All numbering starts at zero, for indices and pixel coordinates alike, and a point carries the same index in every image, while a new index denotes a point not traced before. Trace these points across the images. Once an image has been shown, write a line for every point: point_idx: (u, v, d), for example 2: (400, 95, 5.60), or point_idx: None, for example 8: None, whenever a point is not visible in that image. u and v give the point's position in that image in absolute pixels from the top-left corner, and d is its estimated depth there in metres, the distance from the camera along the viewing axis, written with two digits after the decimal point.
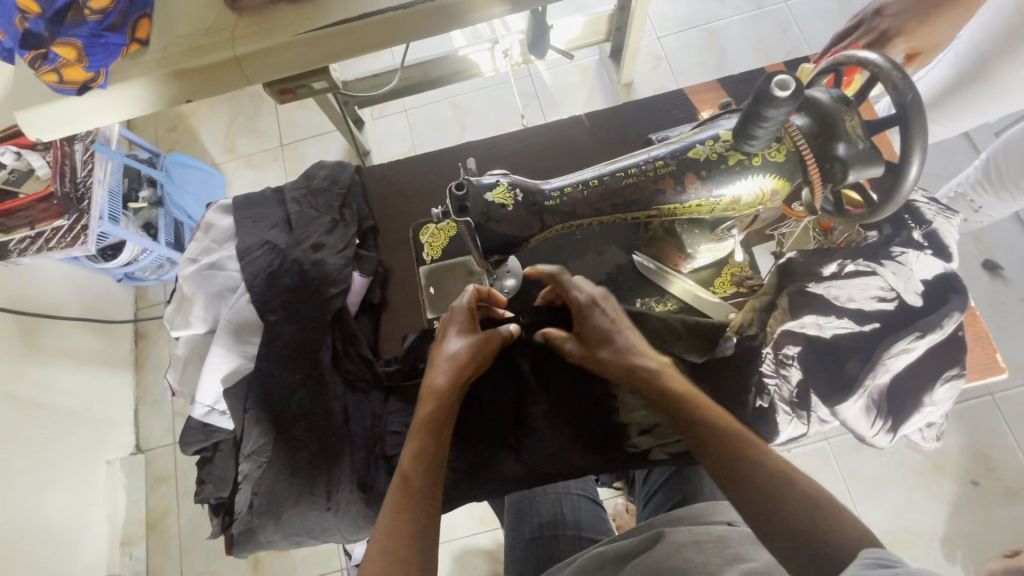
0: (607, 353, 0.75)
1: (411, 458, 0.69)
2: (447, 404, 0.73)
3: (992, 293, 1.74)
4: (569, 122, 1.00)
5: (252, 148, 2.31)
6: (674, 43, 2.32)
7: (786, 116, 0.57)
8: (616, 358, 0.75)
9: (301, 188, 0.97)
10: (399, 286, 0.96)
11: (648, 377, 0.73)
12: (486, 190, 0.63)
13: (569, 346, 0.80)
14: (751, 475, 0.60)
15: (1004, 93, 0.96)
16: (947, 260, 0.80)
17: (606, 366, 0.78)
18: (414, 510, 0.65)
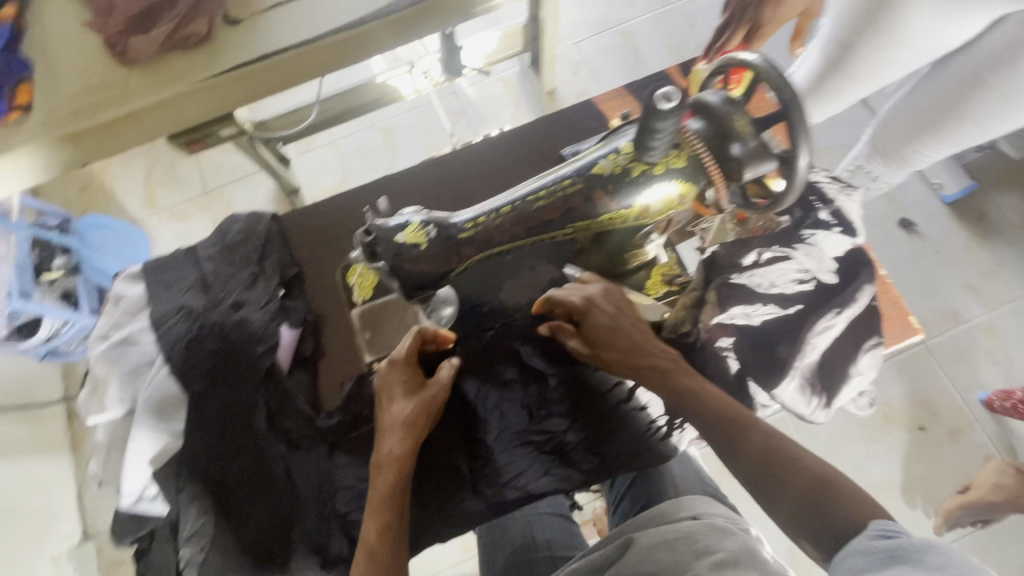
0: (611, 354, 0.76)
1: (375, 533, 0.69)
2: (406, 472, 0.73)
3: (912, 249, 1.86)
4: (486, 144, 1.00)
5: (175, 199, 2.20)
6: (590, 47, 2.37)
7: (678, 126, 0.58)
8: (621, 357, 0.76)
9: (215, 245, 0.92)
10: (333, 332, 0.93)
11: (656, 374, 0.75)
12: (397, 231, 0.62)
13: (575, 344, 0.80)
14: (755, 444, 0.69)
15: (866, 76, 1.06)
16: (855, 236, 0.85)
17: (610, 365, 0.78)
18: None
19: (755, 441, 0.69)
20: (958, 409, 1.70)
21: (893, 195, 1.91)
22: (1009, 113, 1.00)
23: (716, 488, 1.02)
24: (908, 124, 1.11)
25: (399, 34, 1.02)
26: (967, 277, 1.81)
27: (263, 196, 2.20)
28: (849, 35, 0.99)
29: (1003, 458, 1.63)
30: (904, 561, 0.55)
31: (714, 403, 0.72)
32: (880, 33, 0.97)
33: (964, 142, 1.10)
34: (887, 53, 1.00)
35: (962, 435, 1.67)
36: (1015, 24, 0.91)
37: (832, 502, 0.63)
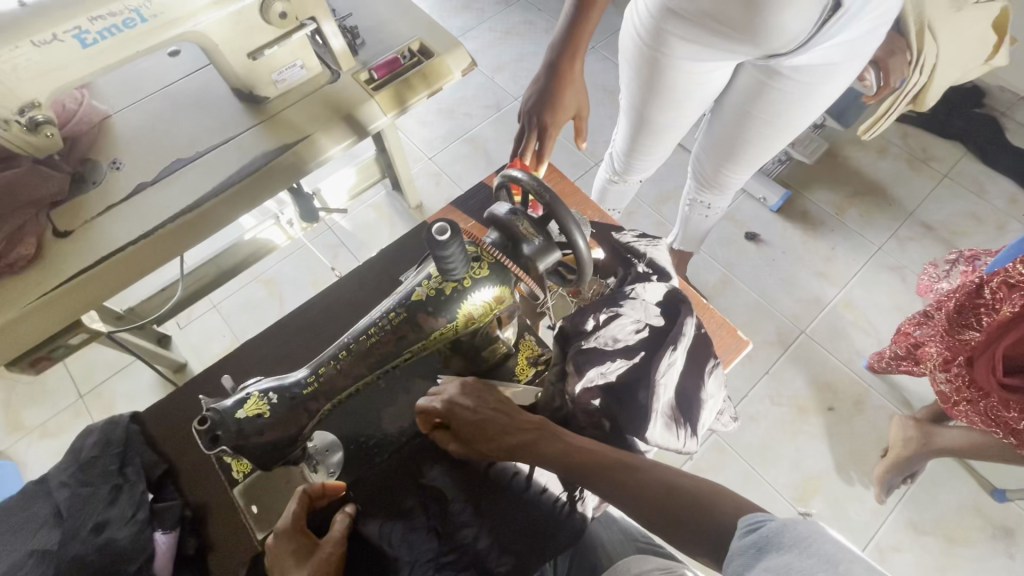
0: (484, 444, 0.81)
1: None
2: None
3: (762, 257, 2.13)
4: (339, 284, 1.05)
5: (45, 414, 2.01)
6: (445, 158, 2.60)
7: (466, 248, 0.67)
8: (493, 443, 0.81)
9: (68, 468, 0.86)
10: (217, 520, 0.88)
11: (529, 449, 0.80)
12: (236, 408, 0.64)
13: (453, 446, 0.84)
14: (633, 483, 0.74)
15: (665, 133, 1.22)
16: (669, 279, 0.99)
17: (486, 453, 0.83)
18: None
19: (637, 483, 0.73)
20: (852, 382, 1.89)
21: (732, 217, 2.21)
22: (782, 132, 1.18)
23: (646, 540, 1.02)
24: (715, 153, 1.29)
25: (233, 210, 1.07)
26: (813, 267, 2.09)
27: (149, 383, 2.07)
28: (637, 104, 1.17)
29: (902, 412, 1.81)
30: (769, 551, 0.58)
31: (589, 458, 0.77)
32: (658, 103, 1.13)
33: (764, 156, 1.28)
34: (674, 114, 1.16)
35: (864, 403, 1.85)
36: (752, 72, 1.07)
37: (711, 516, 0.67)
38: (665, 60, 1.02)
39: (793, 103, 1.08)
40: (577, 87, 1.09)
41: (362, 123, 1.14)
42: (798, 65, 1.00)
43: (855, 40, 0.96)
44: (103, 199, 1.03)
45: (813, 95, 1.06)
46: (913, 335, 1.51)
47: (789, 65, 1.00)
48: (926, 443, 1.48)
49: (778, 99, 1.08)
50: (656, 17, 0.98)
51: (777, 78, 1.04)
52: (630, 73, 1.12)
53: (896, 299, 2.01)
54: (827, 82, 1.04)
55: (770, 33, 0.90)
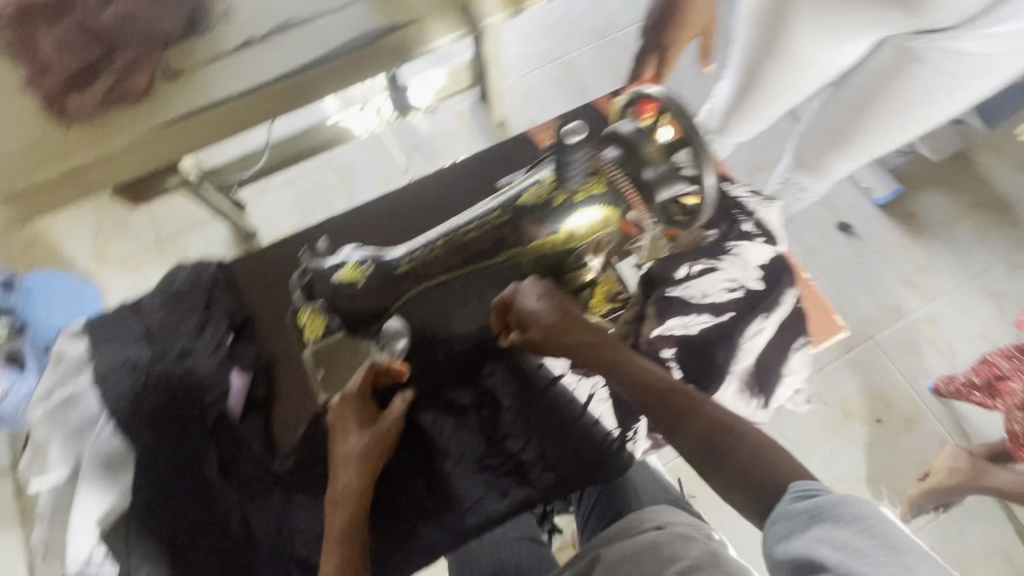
0: (536, 333, 0.78)
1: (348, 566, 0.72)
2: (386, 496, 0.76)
3: (851, 251, 1.97)
4: (429, 177, 1.03)
5: (127, 251, 2.16)
6: (537, 78, 2.47)
7: (589, 157, 0.63)
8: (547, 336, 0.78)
9: (159, 296, 0.91)
10: (286, 375, 0.93)
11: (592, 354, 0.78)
12: (335, 270, 0.65)
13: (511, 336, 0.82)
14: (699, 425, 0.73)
15: (776, 95, 1.12)
16: (776, 244, 0.91)
17: (541, 346, 0.80)
18: None
19: (704, 426, 0.73)
20: (912, 399, 1.79)
21: (829, 201, 2.03)
22: (904, 126, 1.06)
23: (675, 494, 1.04)
24: (818, 138, 1.19)
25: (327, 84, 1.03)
26: (904, 273, 1.93)
27: (219, 242, 2.18)
28: (753, 58, 1.07)
29: (956, 442, 1.72)
30: (822, 521, 0.61)
31: (657, 389, 0.76)
32: (773, 62, 1.05)
33: (878, 149, 1.15)
34: (792, 75, 1.06)
35: (916, 424, 1.76)
36: (891, 49, 0.96)
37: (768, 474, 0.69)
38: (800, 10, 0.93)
39: (930, 92, 0.97)
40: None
41: (475, 16, 1.04)
42: (949, 51, 0.88)
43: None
44: (214, 44, 1.00)
45: (956, 89, 0.96)
46: (998, 368, 1.46)
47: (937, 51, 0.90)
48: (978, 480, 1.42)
49: (914, 84, 0.97)
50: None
51: (919, 61, 0.93)
52: (753, 22, 1.03)
53: (988, 327, 1.85)
54: (976, 76, 0.92)
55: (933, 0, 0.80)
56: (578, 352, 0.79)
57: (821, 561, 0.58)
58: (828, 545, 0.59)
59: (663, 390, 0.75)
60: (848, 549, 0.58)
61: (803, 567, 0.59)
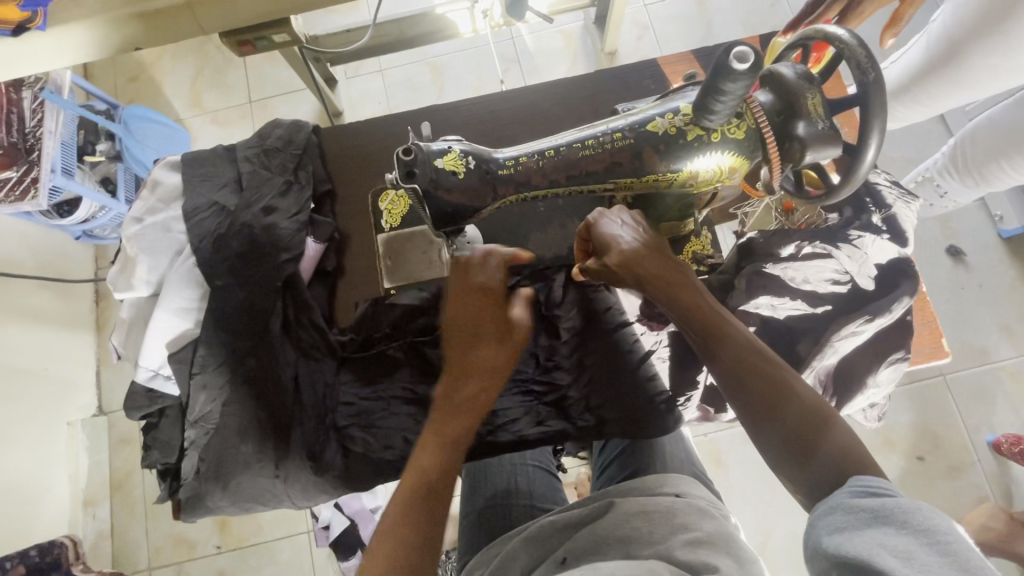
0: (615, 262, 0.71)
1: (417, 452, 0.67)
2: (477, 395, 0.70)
3: (954, 279, 1.79)
4: (539, 89, 0.97)
5: (219, 103, 2.20)
6: (661, 12, 2.24)
7: (746, 92, 0.55)
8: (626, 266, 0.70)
9: (254, 148, 0.92)
10: (356, 254, 0.94)
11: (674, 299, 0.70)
12: (437, 155, 0.61)
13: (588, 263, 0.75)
14: (788, 408, 0.63)
15: (971, 85, 0.95)
16: (903, 245, 0.80)
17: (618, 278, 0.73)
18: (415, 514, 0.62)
19: (794, 410, 0.62)
20: (965, 448, 1.67)
21: (948, 220, 1.82)
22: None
23: (702, 472, 1.03)
24: (1001, 136, 1.02)
25: None
26: (1005, 318, 1.74)
27: (304, 114, 2.18)
28: (960, 34, 0.90)
29: (998, 503, 1.60)
30: (886, 525, 0.53)
31: (747, 356, 0.65)
32: (992, 38, 0.87)
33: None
34: (1001, 64, 0.89)
35: (960, 472, 1.65)
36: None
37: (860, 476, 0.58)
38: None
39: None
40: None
41: None
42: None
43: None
44: None
45: None
46: None
47: None
48: None
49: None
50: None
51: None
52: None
53: None
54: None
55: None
56: (661, 296, 0.71)
57: (873, 564, 0.50)
58: (887, 551, 0.51)
59: (754, 359, 0.65)
60: (910, 560, 0.50)
61: (848, 566, 0.52)
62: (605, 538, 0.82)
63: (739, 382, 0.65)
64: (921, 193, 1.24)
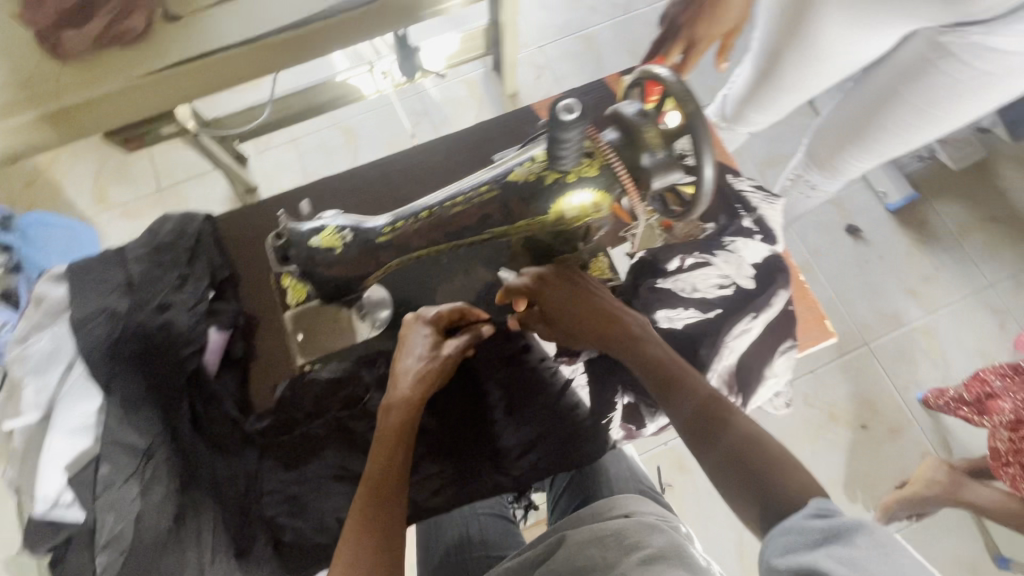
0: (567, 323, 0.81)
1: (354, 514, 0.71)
2: (395, 452, 0.73)
3: (857, 254, 1.94)
4: (429, 145, 1.00)
5: (127, 196, 2.14)
6: (554, 51, 2.38)
7: (584, 137, 0.60)
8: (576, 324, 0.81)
9: (144, 246, 0.90)
10: (265, 336, 0.92)
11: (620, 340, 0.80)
12: (311, 234, 0.64)
13: (542, 329, 0.85)
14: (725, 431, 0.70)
15: (793, 88, 1.10)
16: (775, 243, 0.89)
17: (575, 334, 0.83)
18: None
19: (729, 433, 0.70)
20: (899, 409, 1.79)
21: (842, 202, 1.99)
22: (927, 130, 1.04)
23: (648, 485, 1.04)
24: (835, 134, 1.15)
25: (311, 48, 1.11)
26: (908, 282, 1.90)
27: (218, 194, 2.15)
28: (771, 48, 1.05)
29: (939, 456, 1.72)
30: (836, 542, 0.56)
31: (687, 390, 0.75)
32: (793, 53, 1.02)
33: (897, 150, 1.13)
34: (810, 68, 1.04)
35: (900, 433, 1.76)
36: (921, 45, 0.93)
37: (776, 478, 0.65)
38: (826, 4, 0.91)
39: (957, 92, 0.94)
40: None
41: None
42: (983, 44, 0.86)
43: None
44: None
45: (986, 87, 0.93)
46: (989, 385, 1.47)
47: (968, 44, 0.87)
48: (951, 493, 1.50)
49: (940, 82, 0.93)
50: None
51: (952, 58, 0.90)
52: (774, 11, 1.00)
53: (983, 343, 1.83)
54: (1012, 73, 0.90)
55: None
56: (611, 345, 0.81)
57: (824, 575, 0.53)
58: (841, 564, 0.53)
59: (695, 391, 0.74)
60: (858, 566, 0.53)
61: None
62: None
63: (657, 389, 0.77)
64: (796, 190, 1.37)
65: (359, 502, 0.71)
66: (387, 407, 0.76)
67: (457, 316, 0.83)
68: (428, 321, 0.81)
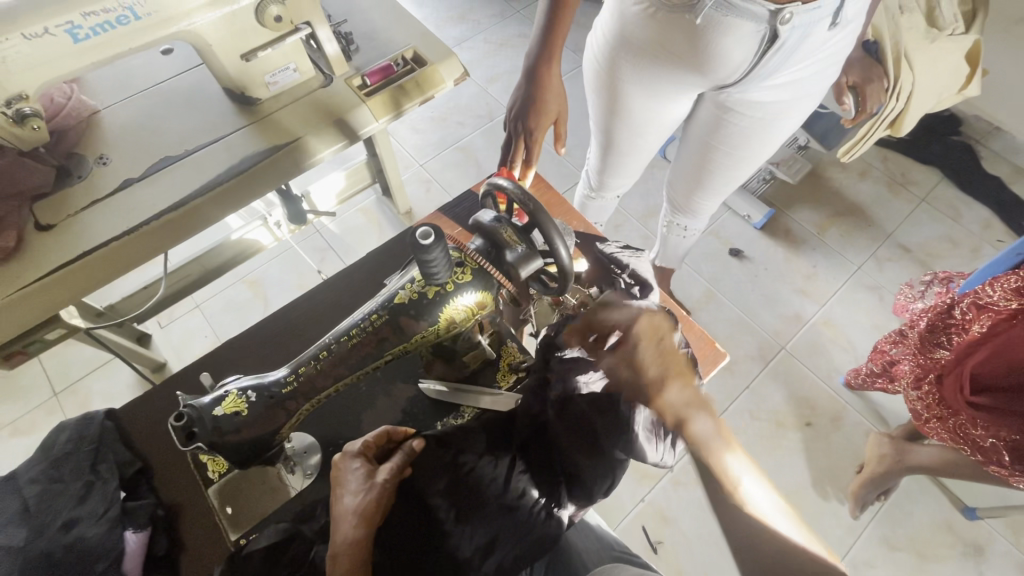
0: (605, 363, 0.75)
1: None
2: None
3: (747, 272, 2.17)
4: (325, 285, 1.05)
5: (16, 412, 1.95)
6: (437, 166, 2.60)
7: (449, 254, 0.69)
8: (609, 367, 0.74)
9: (39, 464, 0.85)
10: (191, 521, 0.87)
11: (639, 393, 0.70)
12: (214, 405, 0.66)
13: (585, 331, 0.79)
14: None
15: (634, 156, 1.29)
16: (651, 294, 1.00)
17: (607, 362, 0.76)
18: None
19: None
20: (831, 398, 1.93)
21: (718, 232, 2.25)
22: (742, 164, 1.24)
23: (622, 550, 1.03)
24: (684, 179, 1.35)
25: (193, 224, 1.13)
26: (796, 284, 2.14)
27: (126, 381, 2.03)
28: (605, 129, 1.24)
29: (879, 429, 1.85)
30: None
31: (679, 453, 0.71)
32: (621, 130, 1.21)
33: (731, 183, 1.33)
34: (639, 136, 1.22)
35: (842, 420, 1.90)
36: (710, 105, 1.13)
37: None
38: (632, 91, 1.09)
39: (752, 134, 1.14)
40: (557, 87, 1.06)
41: (353, 127, 1.24)
42: (747, 99, 1.06)
43: (799, 79, 1.02)
44: (91, 191, 1.10)
45: (770, 127, 1.12)
46: (889, 353, 1.59)
47: (740, 101, 1.06)
48: (899, 461, 1.57)
49: (734, 129, 1.13)
50: (612, 48, 1.05)
51: (732, 112, 1.10)
52: (595, 98, 1.19)
53: (874, 318, 2.06)
54: (779, 116, 1.09)
55: (718, 63, 0.96)
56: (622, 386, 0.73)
57: None
58: None
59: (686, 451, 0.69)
60: None
61: None
62: None
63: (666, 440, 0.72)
64: (673, 234, 1.57)
65: None
66: (335, 555, 0.73)
67: (384, 439, 0.84)
68: (355, 454, 0.82)
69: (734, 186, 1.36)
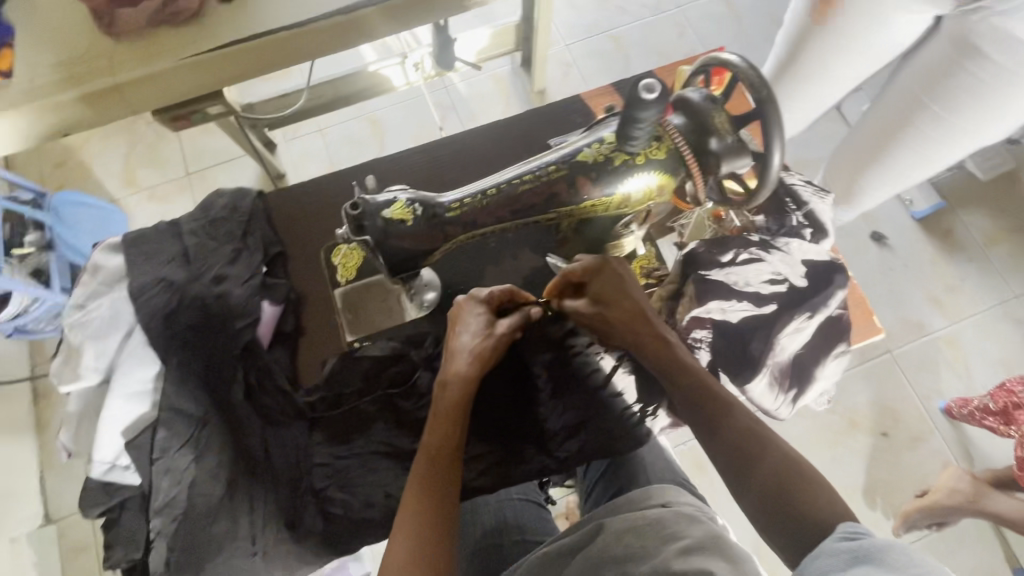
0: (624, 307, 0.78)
1: (418, 484, 0.70)
2: (456, 423, 0.74)
3: (880, 261, 1.87)
4: (477, 132, 1.01)
5: (155, 179, 2.14)
6: (581, 50, 2.35)
7: (658, 119, 0.62)
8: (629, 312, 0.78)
9: (197, 220, 0.91)
10: (313, 313, 0.93)
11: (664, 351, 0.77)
12: (384, 206, 0.65)
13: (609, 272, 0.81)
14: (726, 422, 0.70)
15: (830, 83, 1.11)
16: (823, 240, 0.89)
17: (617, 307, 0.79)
18: (425, 538, 0.66)
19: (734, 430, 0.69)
20: (920, 417, 1.70)
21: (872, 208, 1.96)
22: (954, 131, 1.01)
23: (684, 478, 1.03)
24: (867, 138, 1.13)
25: (360, 32, 1.09)
26: (932, 291, 1.82)
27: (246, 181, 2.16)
28: (805, 41, 1.06)
29: (961, 466, 1.64)
30: (867, 564, 0.53)
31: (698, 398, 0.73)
32: (825, 44, 1.02)
33: (920, 164, 1.10)
34: (844, 56, 1.03)
35: (921, 441, 1.68)
36: (947, 39, 0.92)
37: (813, 522, 0.61)
38: None
39: (988, 87, 0.91)
40: None
41: None
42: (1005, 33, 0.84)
43: None
44: None
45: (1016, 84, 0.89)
46: None
47: (994, 33, 0.85)
48: (974, 502, 1.45)
49: (968, 75, 0.91)
50: None
51: (976, 49, 0.88)
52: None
53: None
54: None
55: None
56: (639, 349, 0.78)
57: None
58: None
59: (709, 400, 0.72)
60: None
61: None
62: (601, 558, 0.77)
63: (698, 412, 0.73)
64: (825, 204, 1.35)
65: (419, 471, 0.71)
66: (443, 384, 0.76)
67: (508, 297, 0.82)
68: (480, 301, 0.81)
69: (923, 167, 1.12)
